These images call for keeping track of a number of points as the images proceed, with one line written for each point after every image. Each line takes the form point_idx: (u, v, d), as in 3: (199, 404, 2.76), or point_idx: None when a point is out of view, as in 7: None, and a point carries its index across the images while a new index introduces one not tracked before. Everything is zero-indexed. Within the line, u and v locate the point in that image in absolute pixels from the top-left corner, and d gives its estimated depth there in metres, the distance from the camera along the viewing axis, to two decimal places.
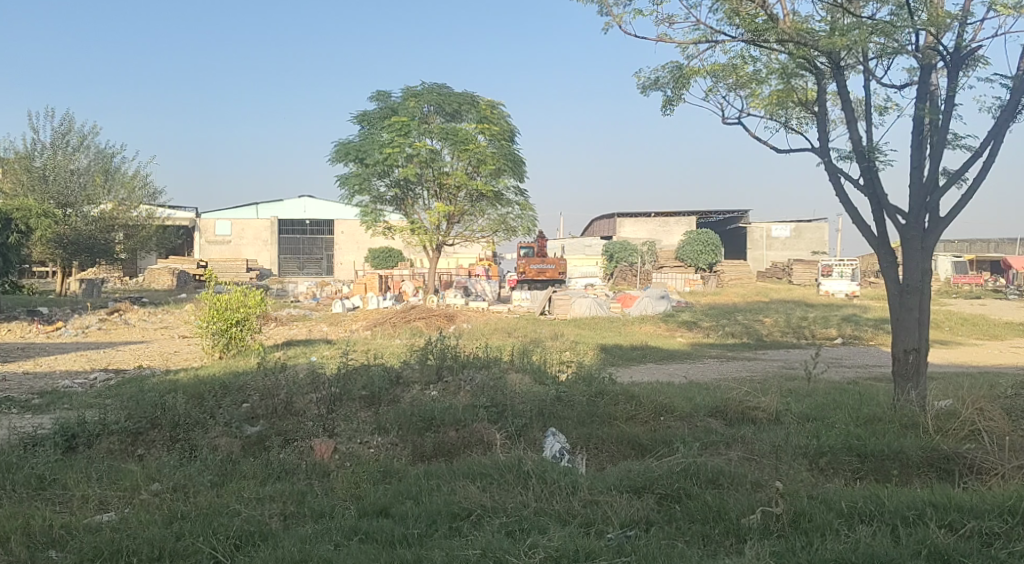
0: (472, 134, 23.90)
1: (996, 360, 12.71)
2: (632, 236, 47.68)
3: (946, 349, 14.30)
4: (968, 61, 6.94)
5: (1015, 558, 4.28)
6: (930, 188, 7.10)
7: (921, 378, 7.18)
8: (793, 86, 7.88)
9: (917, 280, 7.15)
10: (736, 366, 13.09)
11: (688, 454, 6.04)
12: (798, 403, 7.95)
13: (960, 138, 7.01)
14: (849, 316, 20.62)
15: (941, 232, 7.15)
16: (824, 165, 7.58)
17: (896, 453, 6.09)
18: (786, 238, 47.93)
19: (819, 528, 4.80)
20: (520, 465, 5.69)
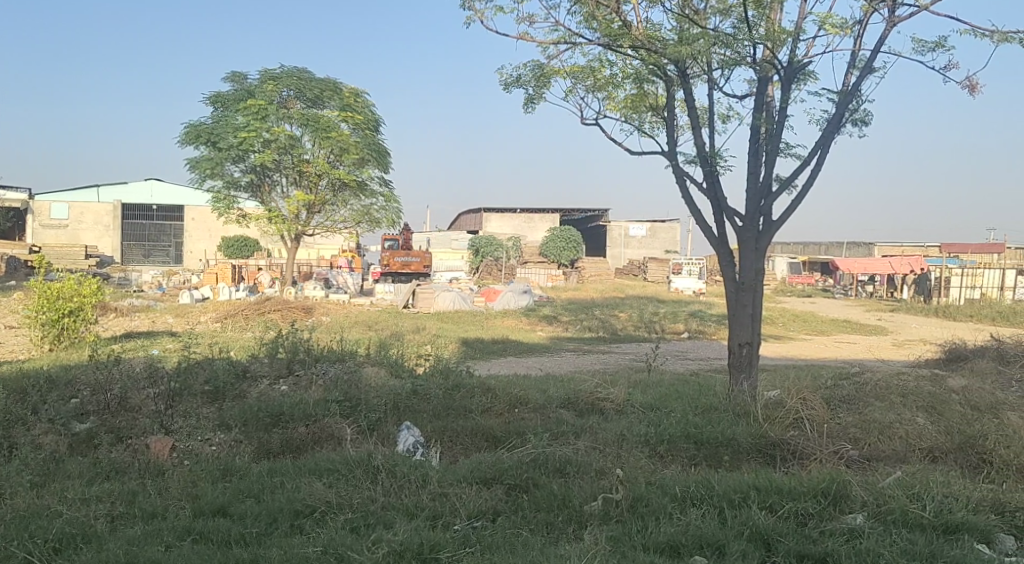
0: (334, 122, 23.45)
1: (823, 354, 13.77)
2: (497, 231, 48.14)
3: (780, 343, 15.39)
4: (801, 75, 7.43)
5: (825, 536, 4.66)
6: (764, 192, 7.58)
7: (752, 369, 7.68)
8: (645, 91, 8.18)
9: (751, 278, 7.63)
10: (590, 359, 13.54)
11: (538, 445, 6.18)
12: (644, 394, 8.30)
13: (791, 147, 7.52)
14: (697, 313, 21.73)
15: (773, 234, 7.65)
16: (671, 167, 7.94)
17: (728, 440, 6.47)
18: (642, 237, 49.92)
19: (654, 512, 5.04)
20: (369, 459, 5.64)
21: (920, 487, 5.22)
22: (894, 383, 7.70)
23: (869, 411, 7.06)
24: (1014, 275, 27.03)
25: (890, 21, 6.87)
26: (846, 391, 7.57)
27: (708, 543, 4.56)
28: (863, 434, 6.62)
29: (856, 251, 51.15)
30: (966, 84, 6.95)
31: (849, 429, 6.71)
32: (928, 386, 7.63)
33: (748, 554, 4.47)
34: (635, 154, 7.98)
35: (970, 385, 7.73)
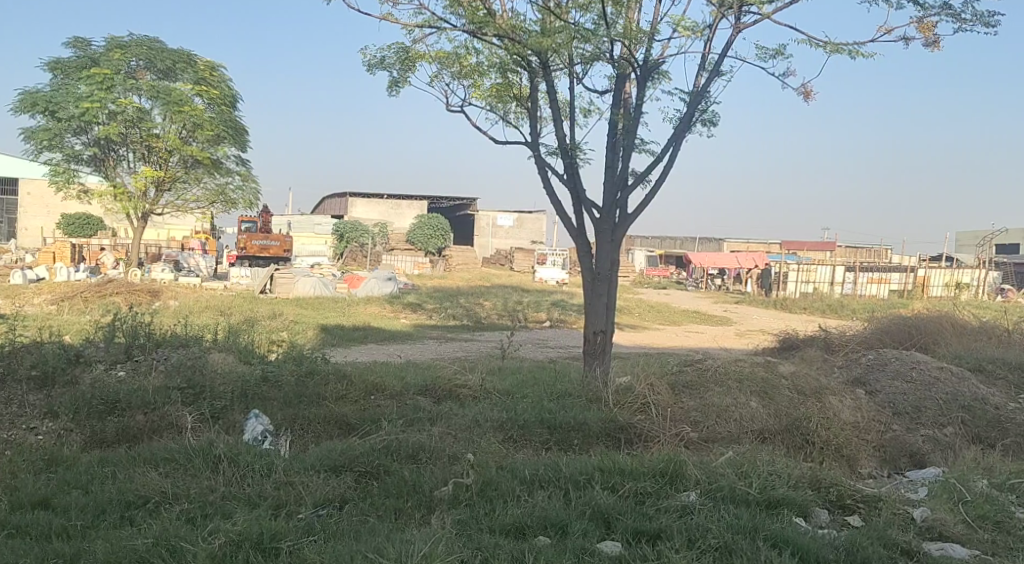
0: (187, 96, 22.29)
1: (673, 343, 14.42)
2: (363, 217, 47.28)
3: (635, 332, 15.98)
4: (655, 73, 7.72)
5: (661, 512, 4.90)
6: (620, 186, 7.82)
7: (606, 356, 7.94)
8: (510, 81, 8.23)
9: (606, 268, 7.88)
10: (452, 346, 13.57)
11: (391, 432, 6.15)
12: (501, 380, 8.42)
13: (645, 143, 7.80)
14: (558, 302, 22.17)
15: (628, 227, 7.92)
16: (534, 158, 8.06)
17: (580, 424, 6.66)
18: (509, 227, 50.43)
19: (503, 495, 5.12)
20: (211, 448, 5.41)
21: (749, 465, 5.59)
22: (732, 368, 8.17)
23: (709, 395, 7.47)
24: (843, 271, 29.24)
25: (737, 27, 7.25)
26: (689, 377, 7.97)
27: (552, 523, 4.70)
28: (703, 417, 7.00)
29: (708, 246, 53.80)
30: (802, 91, 7.45)
31: (691, 412, 7.07)
32: (762, 371, 8.15)
33: (589, 532, 4.63)
34: (499, 144, 8.04)
35: (798, 371, 8.32)
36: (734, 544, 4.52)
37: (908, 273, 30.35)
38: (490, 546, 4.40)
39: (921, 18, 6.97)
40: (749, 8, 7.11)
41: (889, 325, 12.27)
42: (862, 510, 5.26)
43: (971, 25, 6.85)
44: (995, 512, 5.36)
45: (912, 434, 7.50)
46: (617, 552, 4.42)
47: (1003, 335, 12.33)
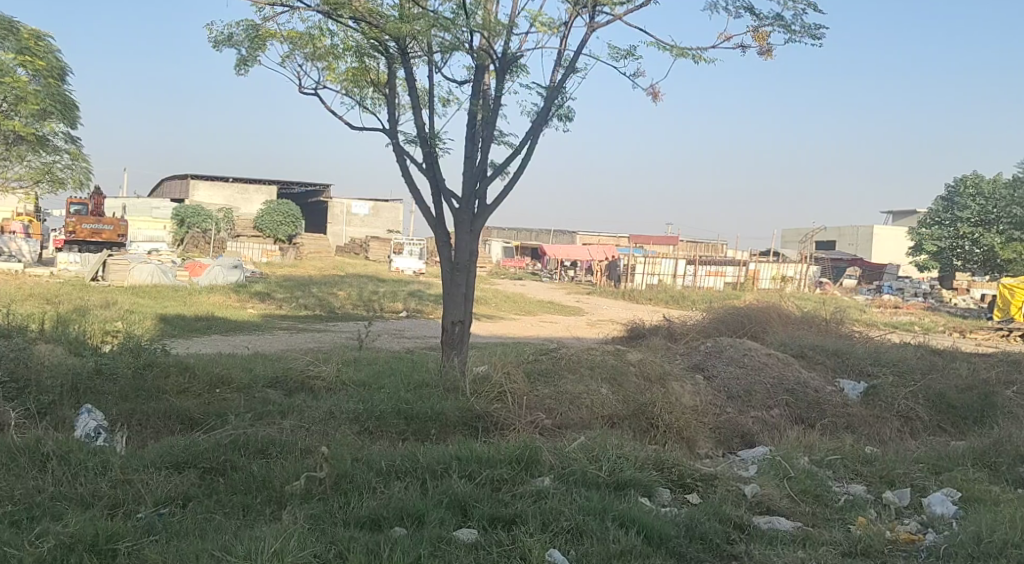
0: (9, 66, 20.30)
1: (528, 332, 14.70)
2: (207, 202, 44.98)
3: (490, 322, 16.15)
4: (513, 67, 7.81)
5: (516, 499, 5.00)
6: (479, 177, 7.86)
7: (463, 346, 7.98)
8: (366, 66, 8.09)
9: (465, 259, 7.91)
10: (304, 337, 13.18)
11: (240, 426, 5.91)
12: (356, 371, 8.29)
13: (503, 135, 7.88)
14: (415, 292, 22.06)
15: (487, 218, 7.97)
16: (391, 146, 7.95)
17: (436, 414, 6.66)
18: (364, 216, 49.62)
19: (358, 487, 5.05)
20: (38, 446, 5.02)
21: (599, 449, 5.81)
22: (584, 356, 8.43)
23: (562, 383, 7.68)
24: (685, 264, 30.86)
25: (591, 26, 7.45)
26: (543, 366, 8.15)
27: (408, 513, 4.68)
28: (556, 404, 7.19)
29: (560, 237, 55.15)
30: (650, 91, 7.78)
31: (544, 400, 7.26)
32: (611, 359, 8.45)
33: (445, 521, 4.65)
34: (355, 131, 7.88)
35: (643, 359, 8.70)
36: (585, 525, 4.68)
37: (742, 267, 32.40)
38: (345, 539, 4.33)
39: (757, 28, 7.44)
40: (603, 8, 7.33)
41: (725, 315, 13.07)
42: (700, 489, 5.59)
43: (799, 36, 7.38)
44: (814, 486, 5.85)
45: (744, 416, 8.05)
46: (473, 539, 4.46)
47: (822, 324, 13.44)
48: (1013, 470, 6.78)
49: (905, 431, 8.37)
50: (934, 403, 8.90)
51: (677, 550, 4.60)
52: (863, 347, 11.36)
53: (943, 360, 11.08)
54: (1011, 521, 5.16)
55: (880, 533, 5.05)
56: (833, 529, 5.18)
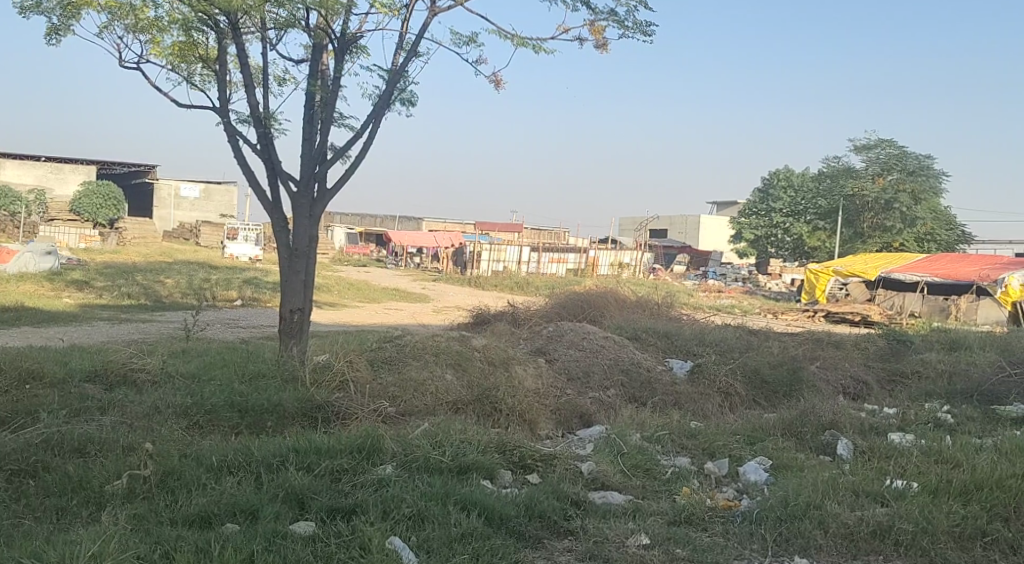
0: None
1: (371, 320, 14.50)
2: (14, 181, 41.02)
3: (331, 310, 15.79)
4: (354, 48, 7.64)
5: (356, 488, 4.93)
6: (319, 159, 7.64)
7: (303, 334, 7.75)
8: (194, 40, 7.64)
9: (303, 245, 7.67)
10: (127, 328, 12.33)
11: (53, 424, 5.47)
12: (185, 363, 7.87)
13: (344, 118, 7.70)
14: (251, 279, 21.18)
15: (327, 202, 7.77)
16: (223, 125, 7.58)
17: (273, 406, 6.42)
18: (194, 199, 47.01)
19: (187, 484, 4.80)
20: None
21: (442, 435, 5.84)
22: (428, 342, 8.41)
23: (406, 369, 7.64)
24: (529, 251, 31.45)
25: (432, 10, 7.41)
26: (385, 353, 8.07)
27: (241, 509, 4.51)
28: (401, 391, 7.16)
29: (404, 224, 54.76)
30: (491, 79, 7.85)
31: (389, 387, 7.20)
32: (455, 344, 8.48)
33: (282, 515, 4.51)
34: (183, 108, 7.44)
35: (487, 343, 8.79)
36: (427, 511, 4.69)
37: (582, 254, 33.44)
38: (171, 538, 4.11)
39: (593, 21, 7.67)
40: None
41: (565, 300, 13.47)
42: (540, 469, 5.73)
43: (631, 32, 7.69)
44: (645, 460, 6.16)
45: (583, 397, 8.35)
46: (311, 531, 4.36)
47: (654, 308, 14.14)
48: (816, 438, 7.45)
49: (726, 406, 8.99)
50: (750, 379, 9.60)
51: (516, 530, 4.71)
52: (690, 329, 12.07)
53: (760, 340, 11.98)
54: (814, 484, 5.66)
55: (702, 502, 5.39)
56: (660, 500, 5.48)
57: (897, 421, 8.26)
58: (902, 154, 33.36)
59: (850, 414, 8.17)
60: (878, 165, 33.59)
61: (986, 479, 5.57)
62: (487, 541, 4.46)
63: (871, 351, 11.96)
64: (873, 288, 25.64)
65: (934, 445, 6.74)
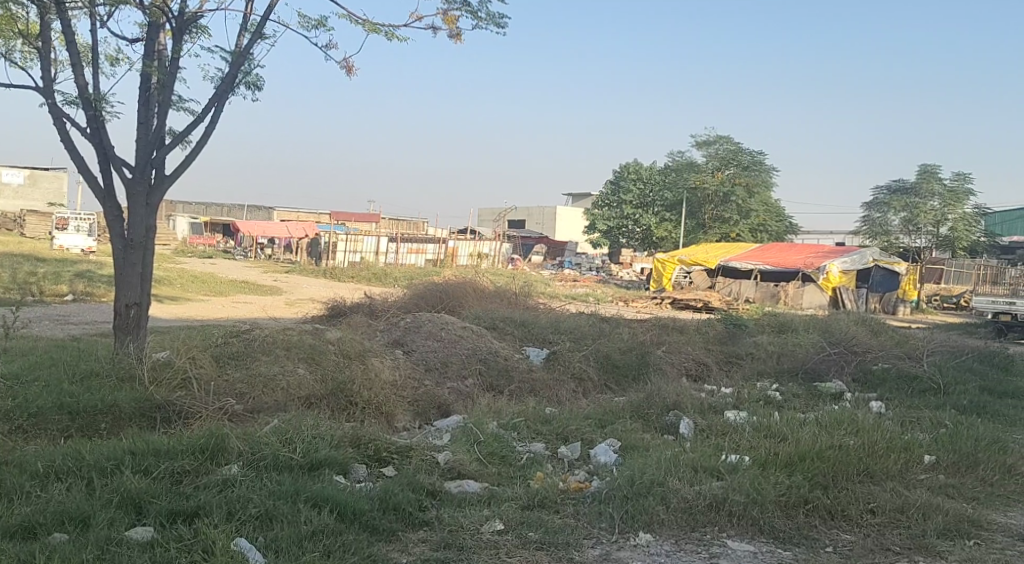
0: None
1: (218, 314, 13.90)
2: None
3: (174, 304, 14.99)
4: (192, 28, 7.27)
5: (199, 490, 4.74)
6: (157, 145, 7.23)
7: (140, 331, 7.33)
8: (13, 14, 7.03)
9: (140, 235, 7.24)
10: None
11: None
12: (6, 363, 7.26)
13: (183, 101, 7.32)
14: (83, 273, 19.72)
15: (165, 190, 7.36)
16: (47, 106, 7.02)
17: (109, 407, 6.06)
18: (18, 186, 43.24)
19: (7, 493, 4.46)
20: None
21: (292, 432, 5.70)
22: (279, 336, 8.17)
23: (255, 365, 7.40)
24: (387, 242, 31.08)
25: None
26: (233, 348, 7.76)
27: (71, 517, 4.24)
28: (249, 388, 6.94)
29: (254, 213, 52.71)
30: (343, 64, 7.69)
31: (236, 384, 6.96)
32: (308, 338, 8.29)
33: (116, 521, 4.28)
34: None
35: (341, 336, 8.65)
36: (275, 510, 4.57)
37: (441, 245, 33.40)
38: None
39: (446, 11, 7.66)
40: None
41: (422, 291, 13.44)
42: (395, 461, 5.71)
43: (485, 24, 7.73)
44: (501, 448, 6.26)
45: (440, 387, 8.38)
46: (149, 537, 4.16)
47: (511, 297, 14.35)
48: (661, 418, 7.84)
49: (579, 391, 9.28)
50: (602, 365, 9.97)
51: (370, 524, 4.67)
52: (545, 317, 12.35)
53: (611, 327, 12.44)
54: (659, 463, 5.96)
55: (554, 486, 5.55)
56: (515, 486, 5.59)
57: (734, 400, 8.83)
58: (738, 149, 35.36)
59: (692, 395, 8.65)
60: (716, 160, 35.58)
61: (809, 450, 6.05)
62: (339, 537, 4.40)
63: (711, 335, 12.70)
64: (714, 276, 27.17)
65: (764, 421, 7.25)
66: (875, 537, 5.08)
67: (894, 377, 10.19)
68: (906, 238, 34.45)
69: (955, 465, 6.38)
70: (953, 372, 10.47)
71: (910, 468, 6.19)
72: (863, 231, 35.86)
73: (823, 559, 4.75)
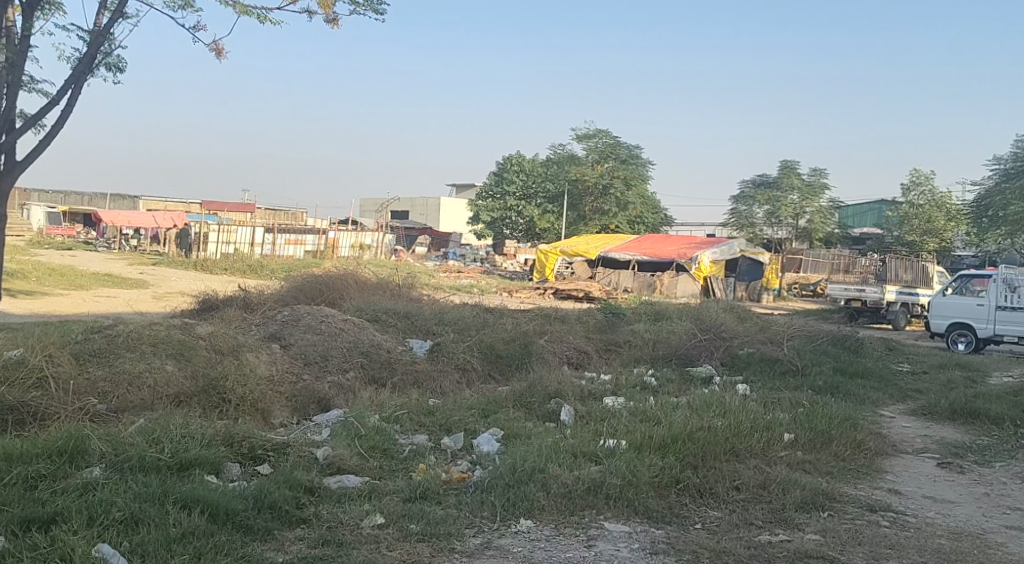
0: None
1: (79, 309, 13.09)
2: None
3: (30, 299, 14.00)
4: (45, 4, 6.81)
5: (56, 495, 4.46)
6: (6, 128, 6.73)
7: None
8: None
9: None
10: None
11: None
12: None
13: (35, 82, 6.85)
14: None
15: (16, 176, 6.87)
16: None
17: None
18: None
19: None
20: None
21: (160, 431, 5.45)
22: (145, 331, 7.79)
23: (119, 362, 7.03)
24: (262, 232, 30.12)
25: None
26: (95, 345, 7.34)
27: None
28: (113, 387, 6.61)
29: (119, 202, 49.83)
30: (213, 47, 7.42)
31: (98, 383, 6.60)
32: (177, 333, 7.94)
33: None
34: None
35: (214, 330, 8.33)
36: (141, 513, 4.37)
37: (320, 236, 32.65)
38: None
39: None
40: None
41: (301, 283, 13.11)
42: (271, 458, 5.56)
43: (363, 10, 7.62)
44: (382, 441, 6.20)
45: (319, 381, 8.21)
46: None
47: (393, 289, 14.20)
48: (543, 406, 7.98)
49: (462, 381, 9.30)
50: (485, 355, 10.03)
51: (244, 524, 4.53)
52: (428, 309, 12.31)
53: (494, 317, 12.53)
54: (539, 450, 6.06)
55: (435, 477, 5.55)
56: (396, 479, 5.56)
57: (612, 387, 9.10)
58: (615, 143, 36.59)
59: (572, 383, 8.84)
60: (596, 152, 36.49)
61: (680, 432, 6.30)
62: (210, 539, 4.26)
63: (591, 324, 13.02)
64: (594, 266, 27.78)
65: (640, 406, 7.50)
66: (740, 513, 5.35)
67: (759, 360, 10.78)
68: (769, 230, 36.23)
69: (812, 443, 6.82)
70: (811, 355, 11.16)
71: (772, 446, 6.56)
72: (731, 223, 37.53)
73: (694, 536, 4.97)
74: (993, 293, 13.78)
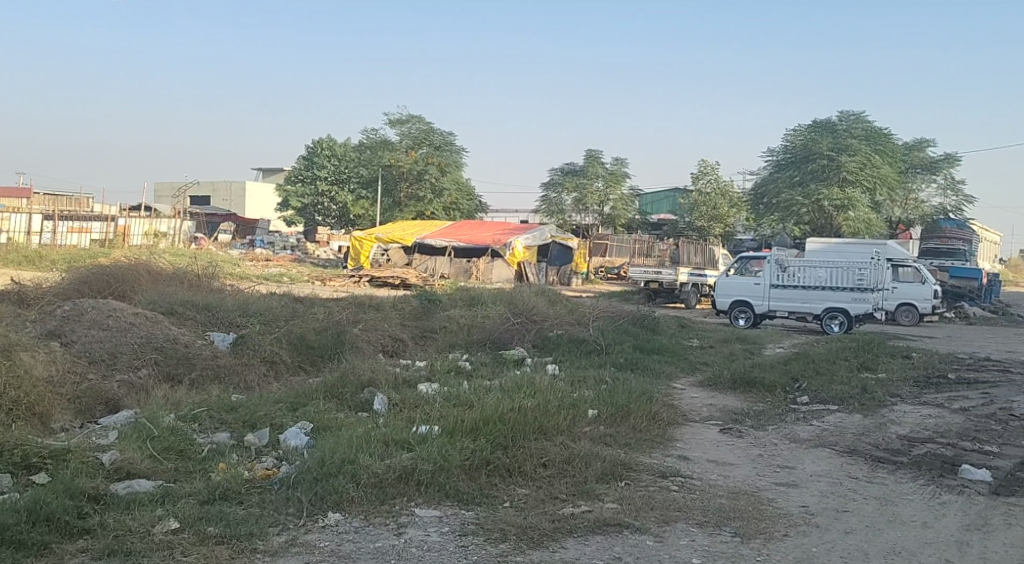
0: None
1: None
2: None
3: None
4: None
5: None
6: None
7: None
8: None
9: None
10: None
11: None
12: None
13: None
14: None
15: None
16: None
17: None
18: None
19: None
20: None
21: None
22: None
23: None
24: (40, 220, 27.44)
25: None
26: None
27: None
28: None
29: None
30: None
31: None
32: None
33: None
34: None
35: None
36: None
37: (109, 223, 30.20)
38: None
39: None
40: None
41: (87, 274, 12.06)
42: (49, 467, 5.10)
43: None
44: (179, 441, 5.86)
45: (107, 381, 7.60)
46: None
47: (192, 279, 13.41)
48: (355, 396, 7.87)
49: (270, 374, 8.97)
50: (294, 346, 9.71)
51: (15, 540, 4.15)
52: (232, 300, 11.74)
53: (303, 307, 12.16)
54: (349, 440, 5.97)
55: (239, 475, 5.33)
56: (195, 480, 5.28)
57: (426, 373, 9.16)
58: (430, 129, 36.69)
59: (385, 371, 8.79)
60: (410, 139, 36.32)
61: (491, 414, 6.42)
62: None
63: (406, 311, 13.00)
64: (410, 253, 27.66)
65: (452, 391, 7.60)
66: (545, 489, 5.57)
67: (566, 341, 11.23)
68: (576, 216, 37.73)
69: (613, 417, 7.20)
70: (614, 335, 11.80)
71: (577, 422, 6.86)
72: (541, 210, 38.68)
73: (501, 515, 5.11)
74: (767, 272, 15.19)
